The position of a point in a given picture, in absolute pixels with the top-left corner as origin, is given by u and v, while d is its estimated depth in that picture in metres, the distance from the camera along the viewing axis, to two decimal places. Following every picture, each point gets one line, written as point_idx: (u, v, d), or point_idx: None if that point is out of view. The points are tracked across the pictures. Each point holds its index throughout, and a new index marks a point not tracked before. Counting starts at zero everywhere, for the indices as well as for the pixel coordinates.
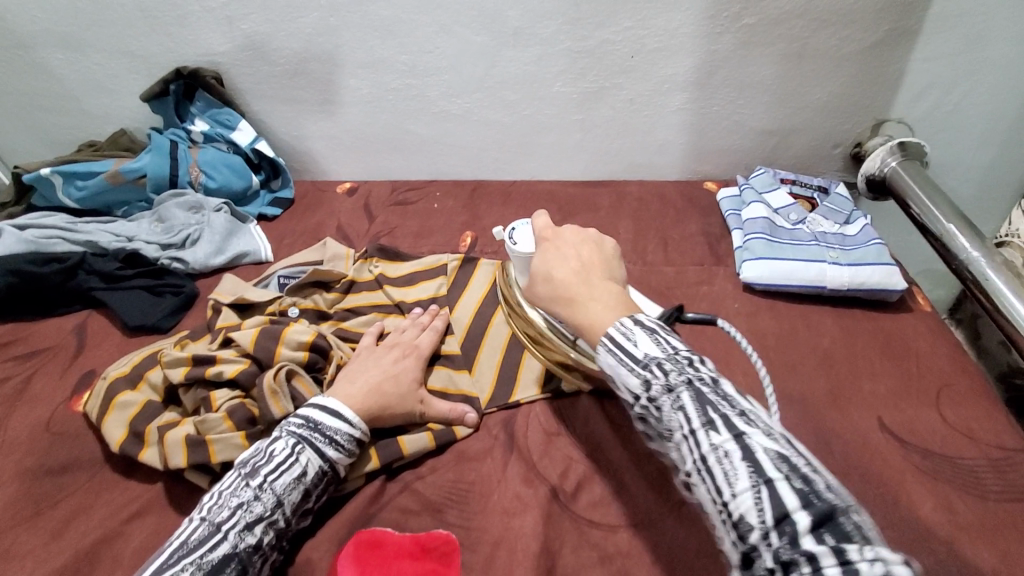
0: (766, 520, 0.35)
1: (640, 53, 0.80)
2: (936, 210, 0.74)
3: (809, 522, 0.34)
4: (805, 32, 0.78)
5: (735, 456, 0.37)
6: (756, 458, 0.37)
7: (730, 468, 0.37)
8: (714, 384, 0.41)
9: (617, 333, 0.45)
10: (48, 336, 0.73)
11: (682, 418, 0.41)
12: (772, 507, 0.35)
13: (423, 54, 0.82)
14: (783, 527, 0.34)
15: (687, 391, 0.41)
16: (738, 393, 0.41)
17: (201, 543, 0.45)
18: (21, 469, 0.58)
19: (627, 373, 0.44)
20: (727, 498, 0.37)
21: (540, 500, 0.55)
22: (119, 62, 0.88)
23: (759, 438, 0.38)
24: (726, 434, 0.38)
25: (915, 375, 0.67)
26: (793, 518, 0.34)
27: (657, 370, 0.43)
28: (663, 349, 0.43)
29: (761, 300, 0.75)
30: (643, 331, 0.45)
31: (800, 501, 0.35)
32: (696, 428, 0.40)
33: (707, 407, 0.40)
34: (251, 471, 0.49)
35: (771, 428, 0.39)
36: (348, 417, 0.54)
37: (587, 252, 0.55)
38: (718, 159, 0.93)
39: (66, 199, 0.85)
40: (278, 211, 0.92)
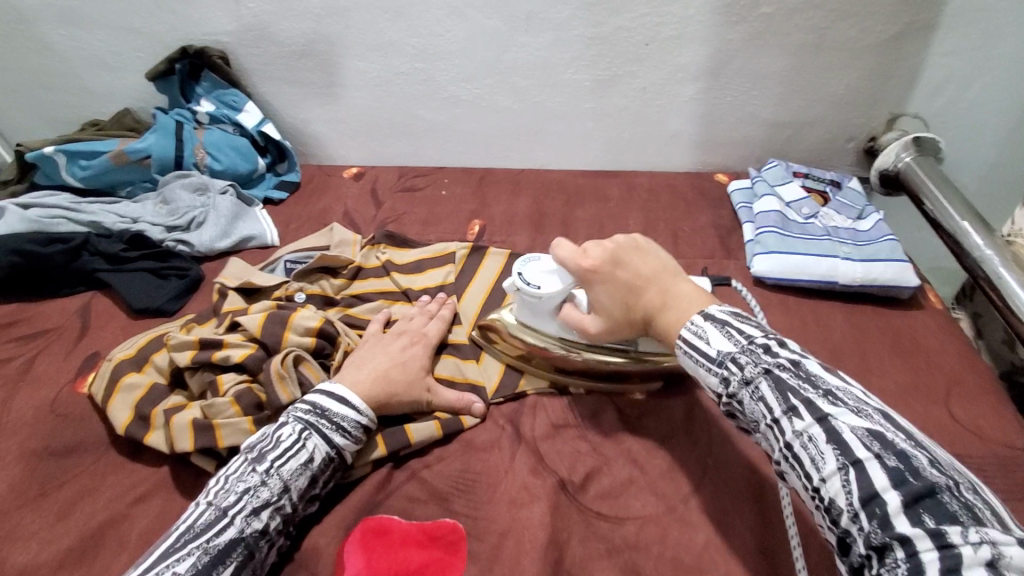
0: (855, 503, 0.37)
1: (655, 40, 0.79)
2: (950, 207, 0.73)
3: (900, 503, 0.36)
4: (824, 22, 0.76)
5: (820, 442, 0.40)
6: (842, 441, 0.39)
7: (817, 453, 0.39)
8: (795, 367, 0.43)
9: (689, 333, 0.48)
10: (51, 317, 0.72)
11: (764, 408, 0.43)
12: (860, 489, 0.37)
13: (433, 37, 0.81)
14: (872, 509, 0.36)
15: (766, 381, 0.43)
16: (820, 373, 0.43)
17: (208, 527, 0.45)
18: (26, 450, 0.58)
19: (705, 371, 0.46)
20: (817, 483, 0.39)
21: (548, 491, 0.55)
22: (124, 40, 0.87)
23: (846, 420, 0.40)
24: (810, 420, 0.40)
25: (927, 373, 0.66)
26: (883, 499, 0.36)
27: (733, 365, 0.45)
28: (736, 342, 0.45)
29: (772, 295, 0.75)
30: (713, 326, 0.47)
31: (890, 481, 0.36)
32: (778, 417, 0.42)
33: (787, 395, 0.42)
34: (258, 456, 0.49)
35: (859, 406, 0.41)
36: (355, 404, 0.54)
37: (649, 257, 0.54)
38: (729, 151, 0.92)
39: (70, 179, 0.84)
40: (285, 194, 0.91)
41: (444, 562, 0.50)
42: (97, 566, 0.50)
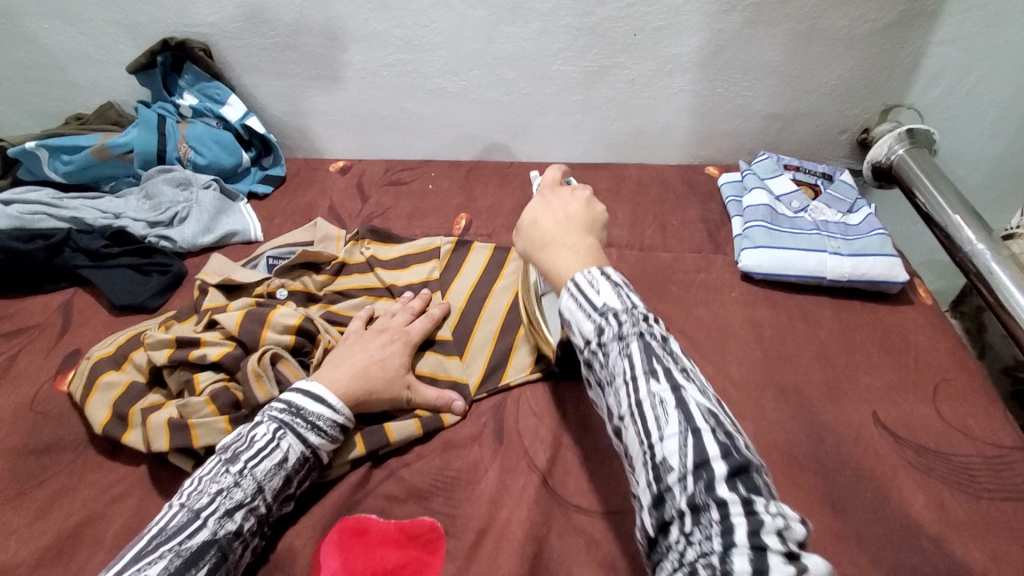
0: (686, 464, 0.36)
1: (644, 30, 0.77)
2: (942, 200, 0.72)
3: (725, 471, 0.35)
4: (816, 12, 0.75)
5: (668, 404, 0.38)
6: (688, 410, 0.38)
7: (661, 414, 0.38)
8: (663, 341, 0.41)
9: (583, 280, 0.44)
10: (34, 314, 0.72)
11: (628, 364, 0.40)
12: (693, 454, 0.36)
13: (418, 28, 0.79)
14: (700, 472, 0.35)
15: (638, 342, 0.41)
16: (681, 353, 0.42)
17: (180, 530, 0.45)
18: (6, 448, 0.58)
19: (583, 319, 0.43)
20: (655, 441, 0.37)
21: (527, 490, 0.54)
22: (105, 32, 0.85)
23: (692, 394, 0.39)
24: (665, 384, 0.39)
25: (913, 370, 0.65)
26: (711, 465, 0.35)
27: (614, 320, 0.42)
28: (623, 302, 0.43)
29: (759, 290, 0.74)
30: (607, 281, 0.44)
31: (719, 451, 0.36)
32: (638, 375, 0.40)
33: (653, 359, 0.40)
34: (232, 457, 0.49)
35: (704, 386, 0.40)
36: (331, 403, 0.53)
37: (579, 206, 0.52)
38: (720, 143, 0.90)
39: (53, 174, 0.84)
40: (269, 188, 0.90)
41: (421, 562, 0.50)
42: (74, 565, 0.50)
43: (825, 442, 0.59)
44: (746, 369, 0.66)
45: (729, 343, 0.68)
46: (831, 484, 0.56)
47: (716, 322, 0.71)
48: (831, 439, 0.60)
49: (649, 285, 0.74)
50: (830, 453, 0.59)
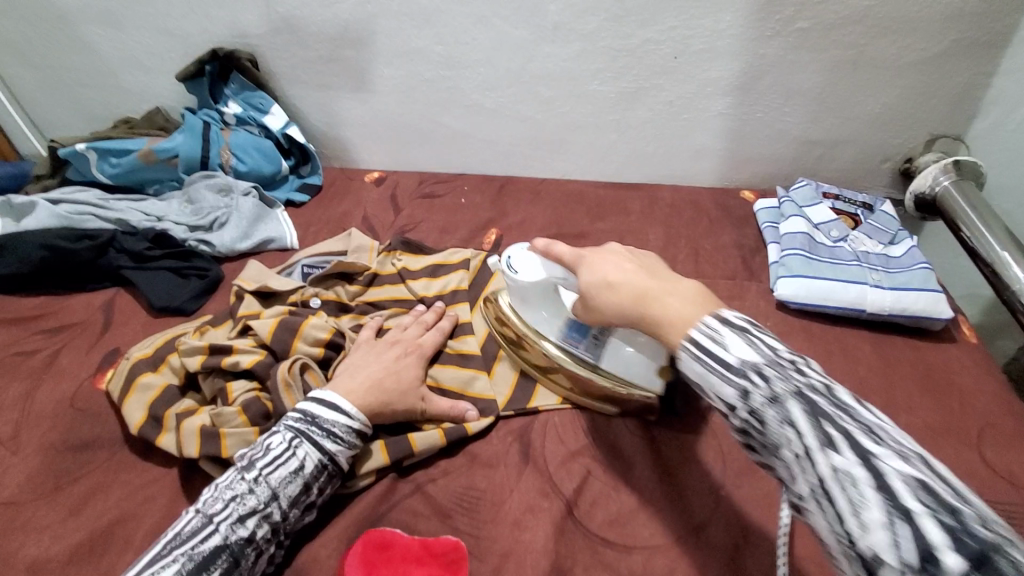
0: (906, 560, 0.30)
1: (685, 54, 0.77)
2: (989, 235, 0.70)
3: (961, 565, 0.29)
4: (863, 40, 0.73)
5: (860, 480, 0.33)
6: (889, 486, 0.32)
7: (856, 494, 0.33)
8: (829, 392, 0.37)
9: (701, 336, 0.41)
10: (76, 312, 0.74)
11: (792, 433, 0.36)
12: (914, 545, 0.30)
13: (460, 45, 0.80)
14: (927, 568, 0.30)
15: (796, 403, 0.37)
16: (856, 404, 0.37)
17: (193, 534, 0.45)
18: (45, 443, 0.59)
19: (719, 382, 0.40)
20: (853, 530, 0.32)
21: (553, 514, 0.54)
22: (156, 40, 0.88)
23: (891, 461, 0.33)
24: (850, 455, 0.34)
25: (955, 412, 0.63)
26: (940, 557, 0.29)
27: (758, 377, 0.38)
28: (761, 353, 0.39)
29: (795, 320, 0.73)
30: (733, 331, 0.41)
31: (946, 538, 0.30)
32: (811, 448, 0.35)
33: (823, 422, 0.35)
34: (248, 464, 0.49)
35: (902, 447, 0.34)
36: (346, 409, 0.53)
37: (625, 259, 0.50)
38: (758, 167, 0.89)
39: (100, 175, 0.86)
40: (306, 197, 0.92)
41: None
42: (105, 563, 0.50)
43: None
44: None
45: None
46: None
47: None
48: None
49: None
50: None
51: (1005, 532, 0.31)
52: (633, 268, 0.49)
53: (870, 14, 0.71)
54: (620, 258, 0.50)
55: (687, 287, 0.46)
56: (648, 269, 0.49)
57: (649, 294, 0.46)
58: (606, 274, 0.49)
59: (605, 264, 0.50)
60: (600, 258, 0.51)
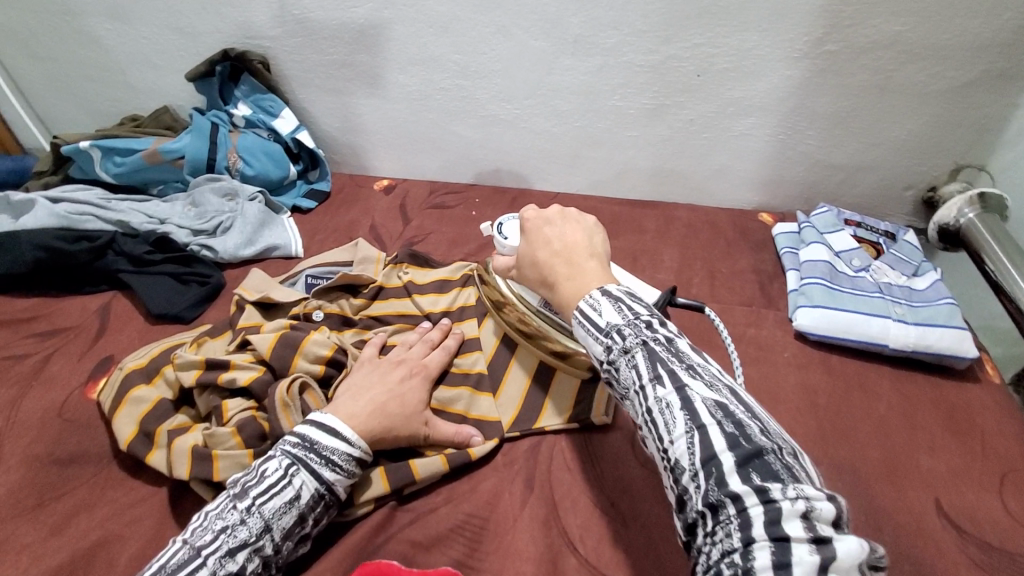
0: (696, 461, 0.37)
1: (708, 72, 0.75)
2: (1015, 272, 0.67)
3: (734, 462, 0.35)
4: (893, 64, 0.71)
5: (676, 407, 0.39)
6: (694, 408, 0.38)
7: (670, 418, 0.39)
8: (669, 343, 0.42)
9: (586, 306, 0.45)
10: (71, 316, 0.72)
11: (635, 376, 0.41)
12: (702, 451, 0.37)
13: (477, 55, 0.78)
14: (709, 469, 0.36)
15: (642, 352, 0.41)
16: (690, 351, 0.42)
17: (179, 568, 0.42)
18: (30, 455, 0.57)
19: (592, 341, 0.44)
20: (667, 444, 0.39)
21: (556, 550, 0.51)
22: (167, 38, 0.87)
23: (700, 390, 0.39)
24: (670, 387, 0.39)
25: (978, 456, 0.60)
26: (719, 459, 0.36)
27: (617, 336, 0.43)
28: (624, 316, 0.43)
29: (813, 352, 0.70)
30: (608, 301, 0.45)
31: (727, 443, 0.36)
32: (644, 383, 0.40)
33: (657, 363, 0.40)
34: (241, 492, 0.46)
35: (716, 380, 0.40)
36: (347, 436, 0.50)
37: (569, 231, 0.52)
38: (777, 190, 0.87)
39: (103, 174, 0.84)
40: (314, 203, 0.89)
41: None
42: None
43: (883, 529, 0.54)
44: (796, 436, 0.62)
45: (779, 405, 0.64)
46: None
47: (764, 381, 0.67)
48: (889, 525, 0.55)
49: (695, 337, 0.71)
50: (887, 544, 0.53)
51: (784, 442, 0.37)
52: (559, 243, 0.51)
53: (902, 39, 0.69)
54: (567, 228, 0.53)
55: (591, 270, 0.49)
56: (565, 250, 0.51)
57: (554, 267, 0.50)
58: (540, 242, 0.52)
59: (543, 234, 0.53)
60: (534, 238, 0.53)
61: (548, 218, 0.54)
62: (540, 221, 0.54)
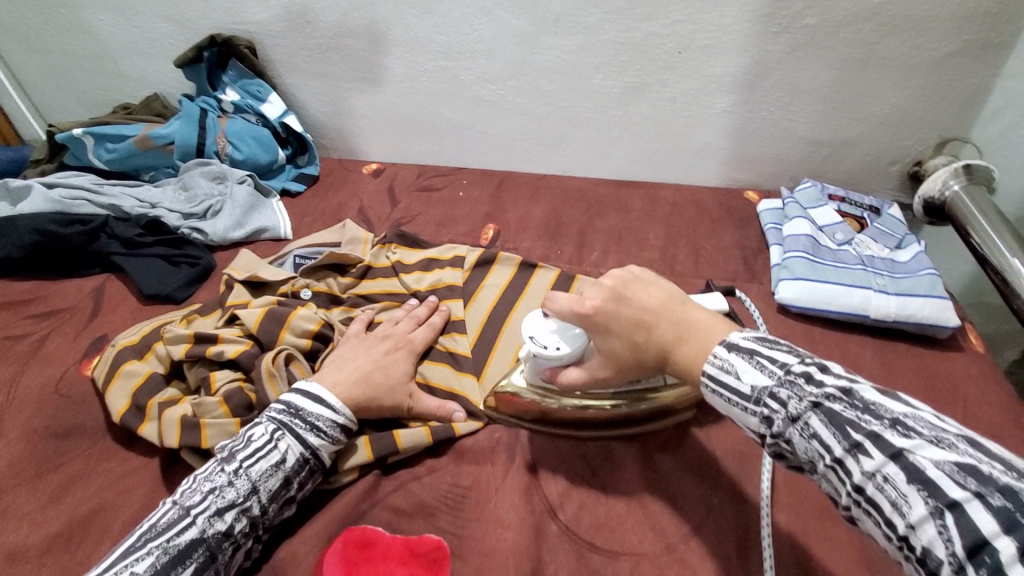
0: (956, 552, 0.30)
1: (689, 48, 0.75)
2: (999, 242, 0.68)
3: (1014, 550, 0.28)
4: (873, 37, 0.71)
5: (897, 480, 0.33)
6: (927, 479, 0.32)
7: (898, 495, 0.33)
8: (847, 395, 0.37)
9: (713, 367, 0.42)
10: (66, 297, 0.73)
11: (819, 446, 0.37)
12: (962, 535, 0.30)
13: (460, 36, 0.79)
14: (979, 558, 0.29)
15: (816, 415, 0.37)
16: (880, 399, 0.37)
17: (169, 527, 0.44)
18: (28, 429, 0.59)
19: (743, 413, 0.41)
20: (903, 531, 0.32)
21: (538, 516, 0.52)
22: (157, 26, 0.87)
23: (926, 453, 0.33)
24: (880, 457, 0.34)
25: (959, 423, 0.61)
26: (993, 546, 0.29)
27: (773, 402, 0.39)
28: (771, 374, 0.40)
29: (795, 324, 0.71)
30: (739, 356, 0.42)
31: (997, 523, 0.29)
32: (840, 456, 0.36)
33: (846, 428, 0.36)
34: (228, 455, 0.48)
35: (937, 432, 0.34)
36: (331, 404, 0.52)
37: (652, 293, 0.48)
38: (762, 167, 0.87)
39: (96, 160, 0.86)
40: (302, 187, 0.91)
41: None
42: (81, 553, 0.50)
43: None
44: None
45: None
46: None
47: None
48: None
49: None
50: None
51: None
52: (649, 315, 0.47)
53: (882, 11, 0.69)
54: (646, 293, 0.48)
55: (704, 321, 0.46)
56: (661, 311, 0.47)
57: (661, 339, 0.46)
58: (632, 318, 0.47)
59: (630, 307, 0.48)
60: (613, 321, 0.48)
61: (615, 289, 0.49)
62: (609, 301, 0.49)
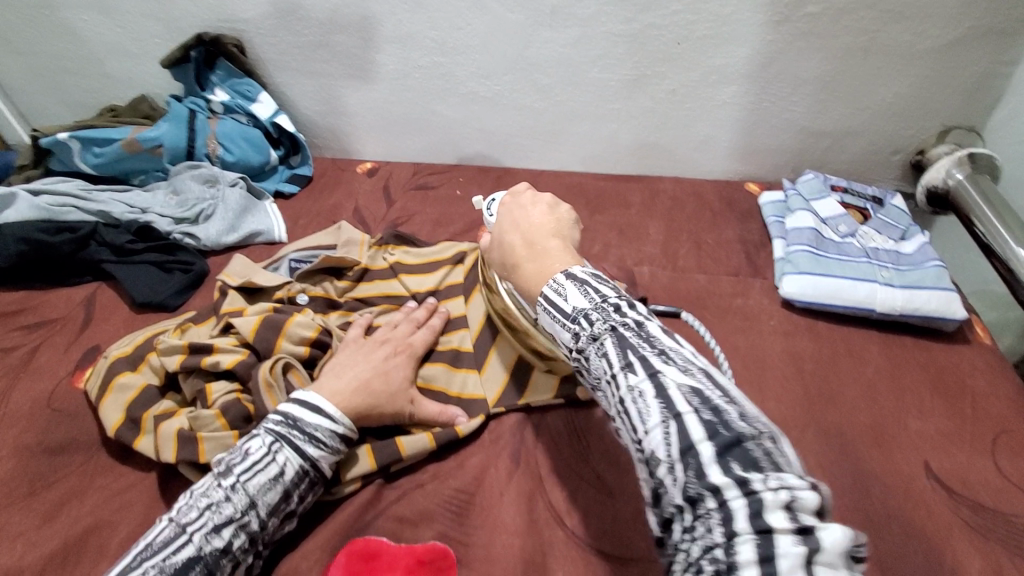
0: (673, 453, 0.34)
1: (688, 39, 0.73)
2: (1006, 233, 0.66)
3: (713, 453, 0.33)
4: (876, 25, 0.70)
5: (648, 396, 0.36)
6: (668, 396, 0.35)
7: (643, 408, 0.36)
8: (638, 326, 0.40)
9: (551, 291, 0.44)
10: (57, 308, 0.72)
11: (605, 363, 0.39)
12: (680, 441, 0.34)
13: (454, 30, 0.77)
14: (688, 459, 0.33)
15: (610, 338, 0.40)
16: (663, 335, 0.39)
17: (166, 544, 0.43)
18: (20, 445, 0.57)
19: (560, 328, 0.43)
20: (642, 435, 0.36)
21: (543, 522, 0.51)
22: (142, 25, 0.85)
23: (673, 376, 0.36)
24: (642, 374, 0.37)
25: (968, 417, 0.60)
26: (697, 449, 0.33)
27: (584, 322, 0.41)
28: (590, 299, 0.42)
29: (800, 319, 0.70)
30: (574, 285, 0.44)
31: (705, 432, 0.33)
32: (615, 372, 0.38)
33: (627, 351, 0.38)
34: (225, 470, 0.47)
35: (688, 363, 0.37)
36: (330, 413, 0.51)
37: (544, 213, 0.52)
38: (763, 159, 0.86)
39: (84, 165, 0.84)
40: (296, 188, 0.89)
41: None
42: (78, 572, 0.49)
43: (872, 491, 0.55)
44: (785, 406, 0.61)
45: (768, 369, 0.65)
46: (878, 539, 0.51)
47: (749, 348, 0.67)
48: (876, 486, 0.55)
49: (681, 308, 0.71)
50: (876, 505, 0.54)
51: (765, 427, 0.34)
52: (523, 227, 0.51)
53: None
54: (545, 209, 0.52)
55: (553, 250, 0.48)
56: (530, 232, 0.50)
57: (519, 253, 0.50)
58: (516, 219, 0.52)
59: (519, 213, 0.52)
60: (505, 220, 0.52)
61: (522, 199, 0.54)
62: (512, 202, 0.53)
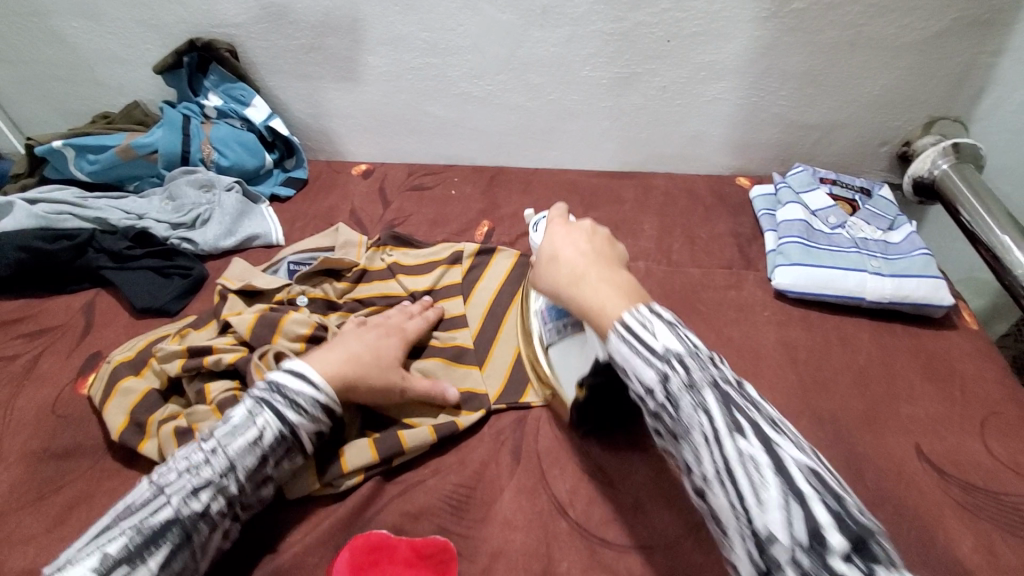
0: (796, 536, 0.34)
1: (678, 37, 0.75)
2: (989, 219, 0.68)
3: (840, 540, 0.33)
4: (861, 19, 0.71)
5: (763, 466, 0.36)
6: (788, 473, 0.36)
7: (758, 479, 0.36)
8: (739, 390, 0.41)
9: (632, 321, 0.43)
10: (57, 315, 0.72)
11: (705, 419, 0.39)
12: (803, 523, 0.34)
13: (446, 32, 0.78)
14: (812, 544, 0.34)
15: (713, 394, 0.39)
16: (759, 400, 0.41)
17: (145, 506, 0.45)
18: (26, 452, 0.58)
19: (643, 365, 0.41)
20: (753, 506, 0.36)
21: (546, 513, 0.52)
22: (133, 31, 0.85)
23: (789, 453, 0.37)
24: (757, 444, 0.37)
25: (959, 401, 0.62)
26: (824, 535, 0.34)
27: (680, 367, 0.41)
28: (685, 345, 0.42)
29: (793, 310, 0.71)
30: (661, 321, 0.43)
31: (831, 518, 0.34)
32: (721, 433, 0.38)
33: (733, 410, 0.39)
34: (206, 435, 0.48)
35: (794, 439, 0.39)
36: (313, 380, 0.51)
37: (601, 243, 0.54)
38: (753, 153, 0.87)
39: (79, 173, 0.84)
40: (291, 191, 0.90)
41: None
42: None
43: (865, 475, 0.56)
44: (780, 394, 0.63)
45: (762, 360, 0.66)
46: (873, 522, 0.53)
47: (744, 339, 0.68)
48: (870, 470, 0.56)
49: (677, 301, 0.72)
50: (871, 488, 0.55)
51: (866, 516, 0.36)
52: (586, 251, 0.52)
53: None
54: (596, 240, 0.54)
55: (619, 281, 0.48)
56: (593, 258, 0.51)
57: (582, 273, 0.49)
58: (573, 242, 0.53)
59: (573, 239, 0.54)
60: (558, 242, 0.54)
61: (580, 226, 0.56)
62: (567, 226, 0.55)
